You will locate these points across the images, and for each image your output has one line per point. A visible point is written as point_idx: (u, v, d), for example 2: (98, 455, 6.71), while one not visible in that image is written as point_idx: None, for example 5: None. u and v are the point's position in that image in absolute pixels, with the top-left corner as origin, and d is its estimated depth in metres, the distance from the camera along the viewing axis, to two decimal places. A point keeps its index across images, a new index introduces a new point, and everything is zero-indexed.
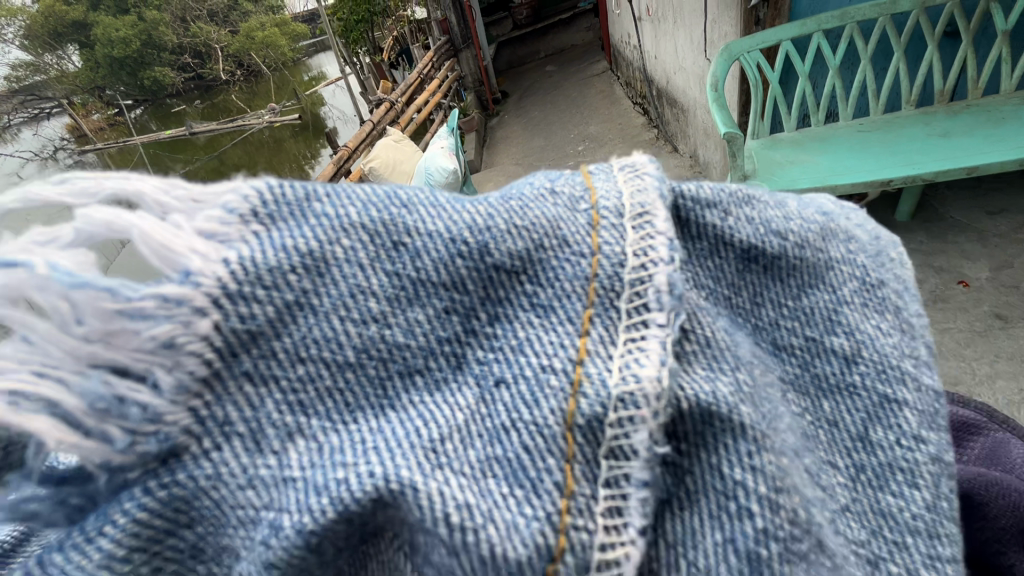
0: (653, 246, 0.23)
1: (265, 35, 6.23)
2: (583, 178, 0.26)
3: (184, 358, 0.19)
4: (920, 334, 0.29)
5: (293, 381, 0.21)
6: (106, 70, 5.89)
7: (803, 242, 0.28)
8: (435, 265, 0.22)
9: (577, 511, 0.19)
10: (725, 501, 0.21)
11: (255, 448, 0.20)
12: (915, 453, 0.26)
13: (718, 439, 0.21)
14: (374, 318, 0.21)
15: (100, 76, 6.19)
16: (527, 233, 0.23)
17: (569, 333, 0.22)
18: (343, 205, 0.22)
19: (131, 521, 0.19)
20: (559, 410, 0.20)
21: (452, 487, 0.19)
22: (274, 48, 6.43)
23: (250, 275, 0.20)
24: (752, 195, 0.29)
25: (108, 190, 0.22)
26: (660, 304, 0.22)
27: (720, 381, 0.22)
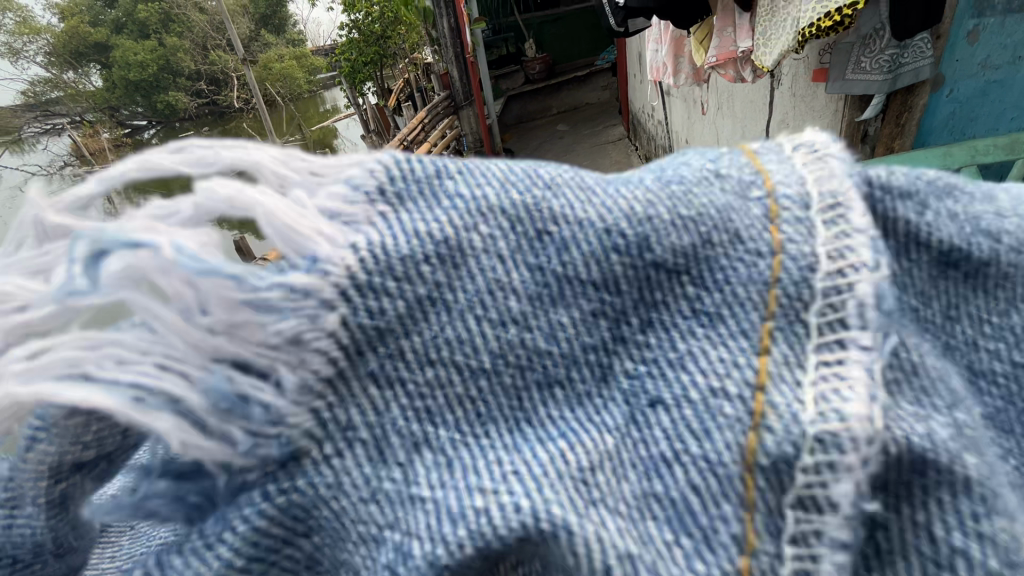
0: (854, 248, 0.19)
1: (286, 66, 5.47)
2: (750, 160, 0.22)
3: (309, 354, 0.17)
4: None
5: (421, 387, 0.18)
6: (132, 91, 5.41)
7: (1020, 246, 0.23)
8: (585, 261, 0.19)
9: (760, 570, 0.16)
10: (937, 571, 0.17)
11: (379, 459, 0.18)
12: None
13: (931, 494, 0.17)
14: (514, 319, 0.18)
15: (114, 98, 5.52)
16: (693, 226, 0.19)
17: (744, 349, 0.18)
18: (478, 186, 0.19)
19: (251, 527, 0.17)
20: (737, 445, 0.17)
21: (611, 528, 0.16)
22: (295, 80, 5.61)
23: (381, 265, 0.18)
24: (954, 185, 0.24)
25: (224, 161, 0.20)
26: (866, 322, 0.18)
27: (936, 420, 0.18)
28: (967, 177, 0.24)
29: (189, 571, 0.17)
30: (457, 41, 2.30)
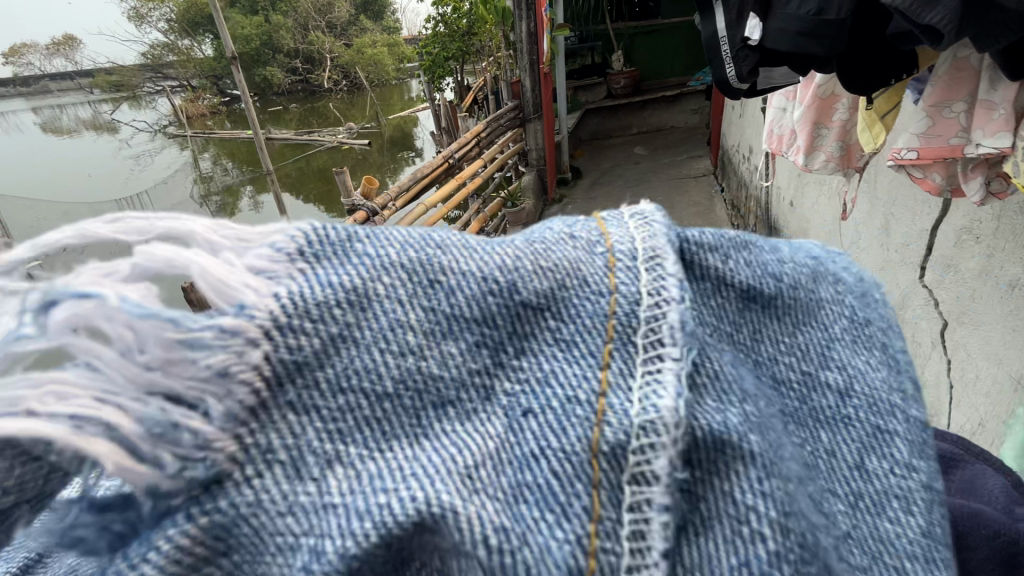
0: (665, 286, 0.25)
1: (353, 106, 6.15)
2: (597, 223, 0.29)
3: (235, 386, 0.20)
4: (904, 369, 0.31)
5: (333, 411, 0.22)
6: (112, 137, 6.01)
7: (795, 283, 0.31)
8: (468, 302, 0.24)
9: (605, 535, 0.20)
10: (739, 526, 0.22)
11: (295, 475, 0.21)
12: (907, 481, 0.28)
13: (729, 467, 0.23)
14: (411, 351, 0.23)
15: None
16: (551, 273, 0.25)
17: (591, 366, 0.24)
18: (382, 246, 0.24)
19: (173, 547, 0.19)
20: (585, 438, 0.22)
21: (489, 511, 0.20)
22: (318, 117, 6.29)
23: (299, 309, 0.22)
24: (748, 240, 0.32)
25: (159, 229, 0.24)
26: (674, 339, 0.24)
27: (731, 411, 0.24)
28: (758, 234, 0.32)
29: None
30: (534, 48, 2.51)
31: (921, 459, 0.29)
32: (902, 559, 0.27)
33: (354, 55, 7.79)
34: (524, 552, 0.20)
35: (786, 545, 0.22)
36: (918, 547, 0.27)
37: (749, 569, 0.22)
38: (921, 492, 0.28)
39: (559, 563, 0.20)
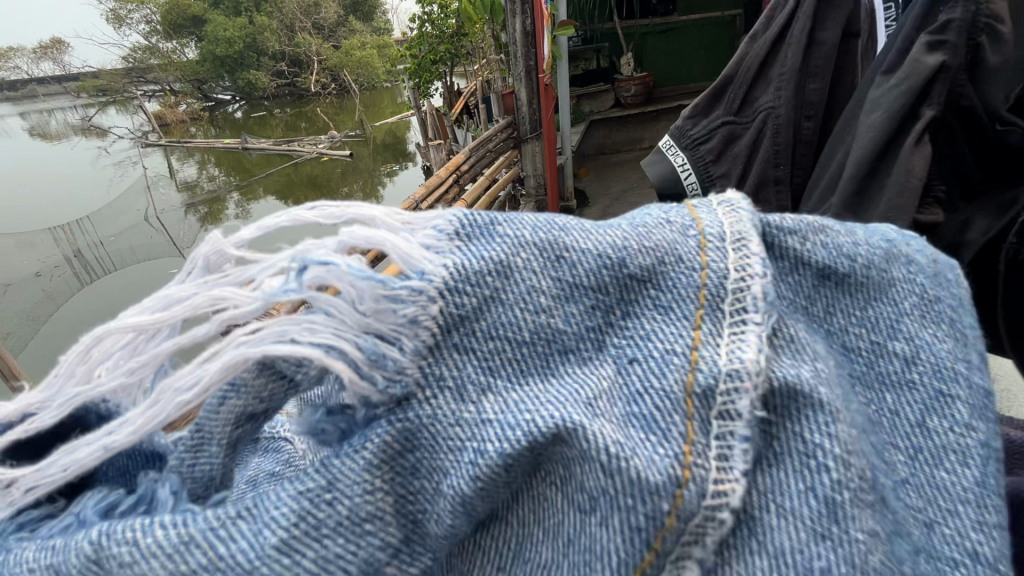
0: (750, 263, 0.30)
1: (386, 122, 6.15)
2: (690, 209, 0.34)
3: (421, 330, 0.28)
4: (971, 342, 0.34)
5: (486, 353, 0.29)
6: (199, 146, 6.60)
7: (869, 264, 0.35)
8: (587, 273, 0.30)
9: (697, 453, 0.27)
10: (806, 459, 0.28)
11: (461, 398, 0.29)
12: (965, 438, 0.32)
13: (799, 411, 0.28)
14: (544, 310, 0.30)
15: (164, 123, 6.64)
16: (652, 251, 0.31)
17: (685, 327, 0.29)
18: (519, 229, 0.31)
19: (382, 440, 0.28)
20: (681, 381, 0.28)
21: (607, 430, 0.27)
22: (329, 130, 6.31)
23: (463, 276, 0.29)
24: (827, 224, 0.36)
25: (352, 215, 0.32)
26: (756, 307, 0.29)
27: (803, 367, 0.29)
28: (835, 219, 0.36)
29: (343, 467, 0.28)
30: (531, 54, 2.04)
31: (981, 421, 0.32)
32: (957, 504, 0.31)
33: (341, 57, 7.63)
34: (634, 461, 0.26)
35: (846, 475, 0.27)
36: (973, 495, 0.31)
37: (814, 493, 0.27)
38: (979, 448, 0.32)
39: (661, 470, 0.26)
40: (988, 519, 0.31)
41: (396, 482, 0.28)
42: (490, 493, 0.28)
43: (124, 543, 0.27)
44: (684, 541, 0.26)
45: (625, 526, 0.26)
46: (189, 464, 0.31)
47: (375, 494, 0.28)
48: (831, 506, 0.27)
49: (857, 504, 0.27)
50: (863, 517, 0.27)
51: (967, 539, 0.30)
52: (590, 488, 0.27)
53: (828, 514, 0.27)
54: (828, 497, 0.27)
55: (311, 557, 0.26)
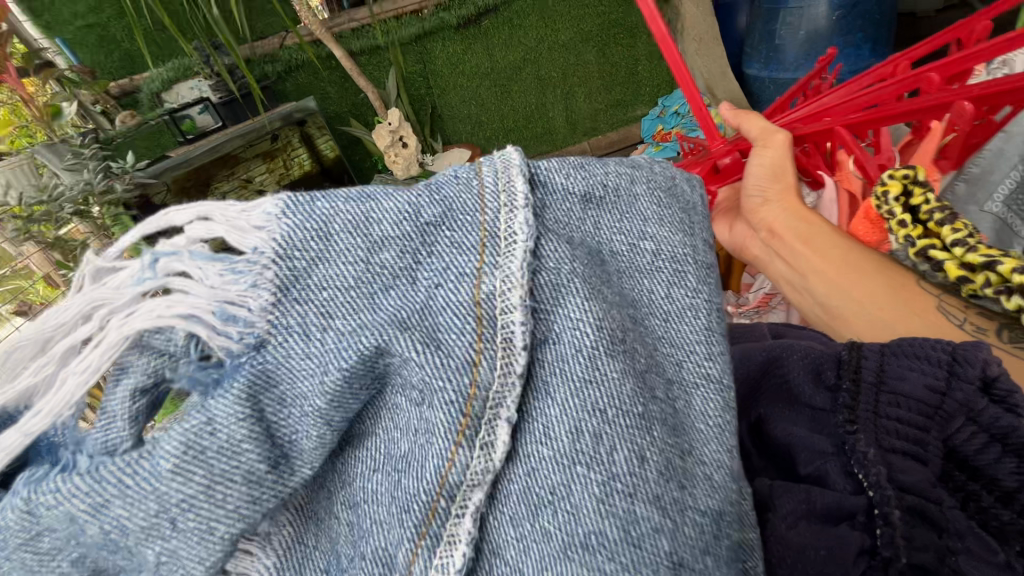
0: (516, 200, 0.40)
1: None
2: (476, 166, 0.43)
3: (261, 290, 0.35)
4: (697, 232, 0.47)
5: (320, 300, 0.37)
6: None
7: (616, 186, 0.46)
8: (392, 227, 0.39)
9: (486, 340, 0.36)
10: (574, 332, 0.38)
11: (306, 337, 0.36)
12: (696, 297, 0.44)
13: (565, 299, 0.39)
14: (362, 259, 0.38)
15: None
16: (443, 203, 0.40)
17: (472, 252, 0.39)
18: (333, 203, 0.39)
19: (244, 380, 0.35)
20: (471, 291, 0.37)
21: (418, 336, 0.36)
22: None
23: (290, 245, 0.37)
24: (584, 162, 0.46)
25: (191, 211, 0.37)
26: (522, 229, 0.39)
27: (564, 268, 0.40)
28: (592, 157, 0.47)
29: (216, 403, 0.34)
30: None
31: (704, 283, 0.45)
32: (694, 344, 0.43)
33: None
34: (440, 355, 0.36)
35: (600, 336, 0.38)
36: (704, 335, 0.43)
37: (581, 353, 0.38)
38: (705, 302, 0.44)
39: (460, 356, 0.36)
40: (715, 349, 0.43)
41: (267, 411, 0.35)
42: (341, 404, 0.36)
43: (48, 492, 0.33)
44: (490, 404, 0.36)
45: (443, 403, 0.36)
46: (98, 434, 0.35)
47: (247, 422, 0.34)
48: (592, 359, 0.38)
49: (609, 354, 0.38)
50: (615, 362, 0.38)
51: (703, 367, 0.42)
52: (417, 383, 0.36)
53: (590, 364, 0.38)
54: (590, 353, 0.38)
55: (201, 474, 0.33)
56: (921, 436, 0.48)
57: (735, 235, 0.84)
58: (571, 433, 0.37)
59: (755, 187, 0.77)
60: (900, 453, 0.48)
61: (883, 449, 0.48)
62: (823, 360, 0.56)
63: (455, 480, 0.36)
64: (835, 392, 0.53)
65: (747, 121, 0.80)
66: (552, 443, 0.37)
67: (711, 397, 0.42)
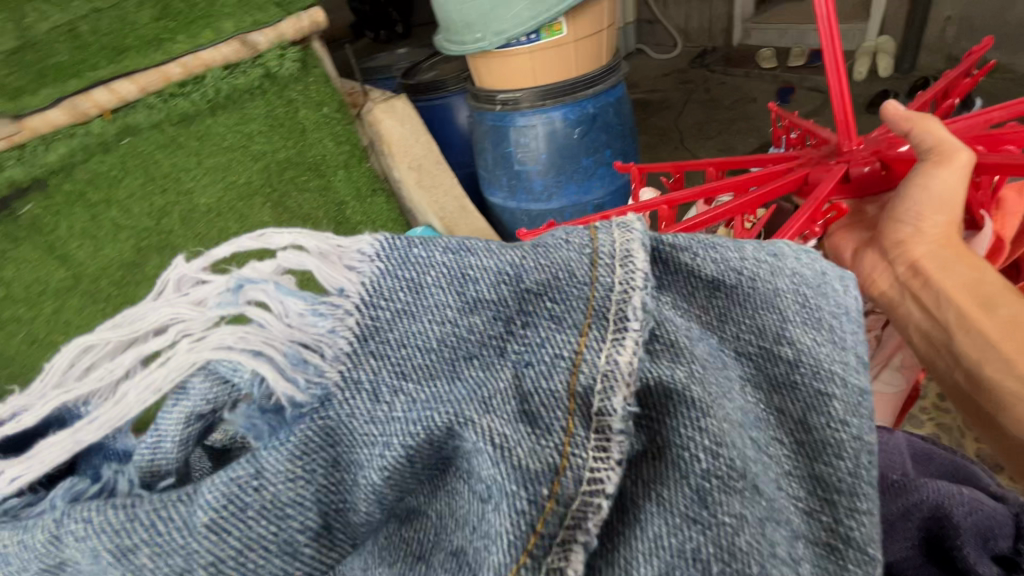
0: (634, 278, 0.35)
1: None
2: (591, 230, 0.38)
3: (339, 339, 0.32)
4: (849, 346, 0.38)
5: (397, 358, 0.33)
6: None
7: (753, 276, 0.39)
8: (488, 289, 0.35)
9: (575, 444, 0.30)
10: (681, 452, 0.31)
11: (374, 399, 0.32)
12: (840, 432, 0.35)
13: (676, 410, 0.32)
14: (449, 320, 0.34)
15: None
16: (549, 269, 0.35)
17: (574, 333, 0.33)
18: (431, 251, 0.35)
19: (301, 436, 0.31)
20: (565, 381, 0.32)
21: (498, 423, 0.31)
22: None
23: (379, 293, 0.34)
24: (717, 242, 0.40)
25: (285, 235, 0.35)
26: (636, 316, 0.33)
27: (678, 369, 0.33)
28: (726, 237, 0.40)
29: (269, 456, 0.31)
30: None
31: (853, 416, 0.35)
32: (833, 494, 0.34)
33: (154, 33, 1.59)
34: (519, 451, 0.30)
35: (714, 464, 0.31)
36: (847, 483, 0.34)
37: (687, 481, 0.31)
38: (851, 441, 0.35)
39: (542, 457, 0.30)
40: (859, 506, 0.33)
41: (318, 474, 0.31)
42: (397, 482, 0.31)
43: (78, 520, 0.30)
44: (567, 525, 0.29)
45: (512, 510, 0.30)
46: (149, 456, 0.33)
47: (297, 483, 0.31)
48: (700, 491, 0.31)
49: (724, 490, 0.31)
50: (731, 502, 0.30)
51: (840, 526, 0.33)
52: (486, 477, 0.31)
53: (697, 498, 0.31)
54: (699, 484, 0.31)
55: (237, 536, 0.29)
56: None
57: (859, 265, 0.65)
58: None
59: (907, 215, 0.58)
60: None
61: None
62: (996, 526, 0.44)
63: None
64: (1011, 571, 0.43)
65: (923, 126, 0.57)
66: None
67: (849, 567, 0.32)
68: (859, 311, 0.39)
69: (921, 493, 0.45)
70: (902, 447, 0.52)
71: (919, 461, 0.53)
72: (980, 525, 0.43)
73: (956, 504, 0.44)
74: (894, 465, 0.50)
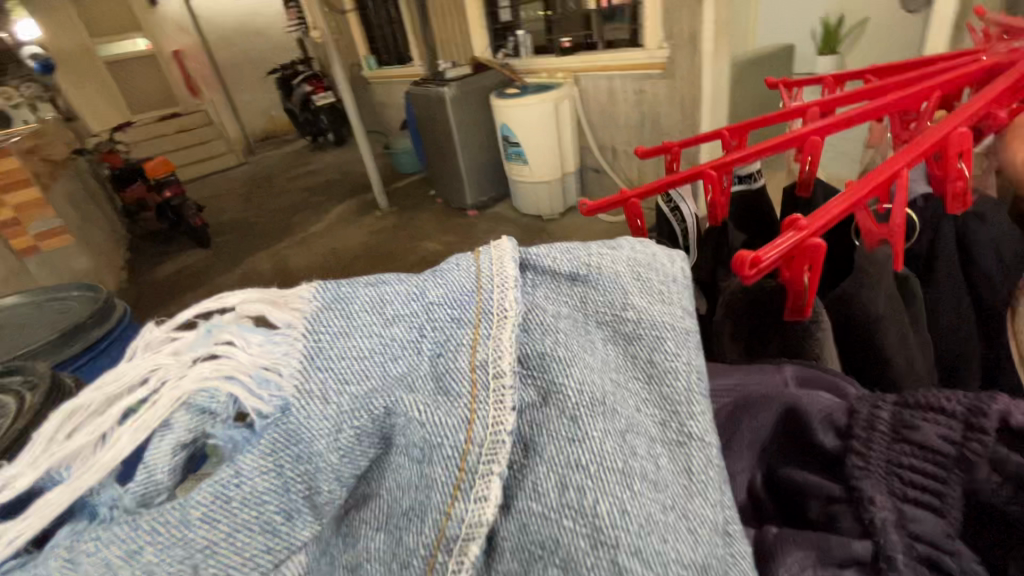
0: (506, 280, 0.47)
1: None
2: (474, 255, 0.51)
3: (290, 359, 0.43)
4: (676, 301, 0.52)
5: (339, 368, 0.43)
6: None
7: (599, 265, 0.52)
8: (401, 307, 0.46)
9: (479, 401, 0.41)
10: (558, 393, 0.43)
11: (323, 401, 0.42)
12: (675, 362, 0.48)
13: (549, 365, 0.45)
14: (375, 334, 0.45)
15: None
16: (445, 285, 0.48)
17: (469, 326, 0.45)
18: (354, 289, 0.47)
19: (268, 439, 0.40)
20: (467, 359, 0.43)
21: (421, 399, 0.42)
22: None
23: (317, 323, 0.44)
24: (569, 248, 0.54)
25: (239, 293, 0.46)
26: (512, 305, 0.46)
27: (549, 339, 0.46)
28: (576, 243, 0.55)
29: (245, 457, 0.40)
30: None
31: (683, 350, 0.49)
32: (676, 406, 0.46)
33: None
34: (438, 416, 0.41)
35: (583, 397, 0.43)
36: (685, 396, 0.47)
37: (565, 413, 0.43)
38: (683, 367, 0.48)
39: (456, 415, 0.41)
40: (695, 411, 0.46)
41: (287, 465, 0.40)
42: (350, 459, 0.41)
43: (92, 539, 0.38)
44: (482, 460, 0.40)
45: (441, 459, 0.40)
46: (134, 489, 0.40)
47: (269, 475, 0.40)
48: (574, 417, 0.42)
49: (591, 415, 0.42)
50: (597, 421, 0.42)
51: (684, 426, 0.46)
52: (419, 441, 0.41)
53: (573, 423, 0.42)
54: (573, 413, 0.42)
55: (225, 522, 0.38)
56: (935, 487, 0.49)
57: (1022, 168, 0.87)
58: (558, 487, 0.40)
59: None
60: (914, 503, 0.49)
61: (894, 498, 0.49)
62: (836, 410, 0.57)
63: (452, 534, 0.39)
64: (847, 438, 0.55)
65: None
66: (543, 500, 0.40)
67: (695, 454, 0.44)
68: (680, 278, 0.54)
69: (784, 393, 0.59)
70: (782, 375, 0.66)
71: (802, 382, 0.64)
72: (823, 417, 0.57)
73: (804, 400, 0.57)
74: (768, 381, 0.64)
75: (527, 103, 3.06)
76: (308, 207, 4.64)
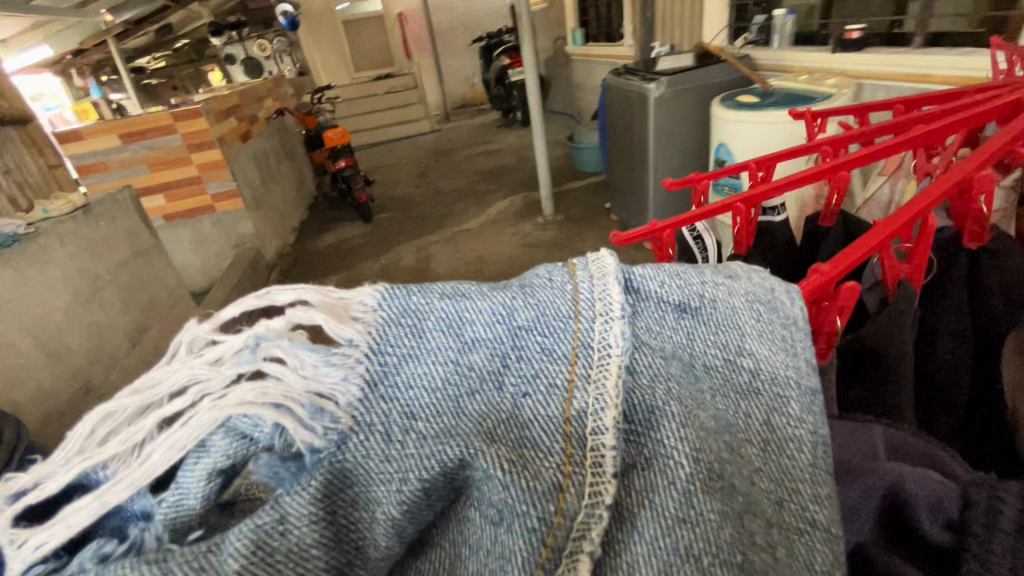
0: (611, 309, 0.39)
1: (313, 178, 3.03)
2: (569, 269, 0.42)
3: (350, 384, 0.35)
4: (800, 351, 0.43)
5: (406, 400, 0.35)
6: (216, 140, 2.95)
7: (713, 298, 0.44)
8: (482, 329, 0.38)
9: (574, 464, 0.34)
10: (666, 458, 0.36)
11: (387, 439, 0.34)
12: (798, 429, 0.40)
13: (657, 421, 0.37)
14: (451, 359, 0.37)
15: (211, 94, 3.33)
16: (535, 306, 0.40)
17: (563, 363, 0.37)
18: (428, 299, 0.39)
19: (318, 481, 0.33)
20: (561, 406, 0.36)
21: (504, 449, 0.34)
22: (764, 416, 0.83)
23: (384, 339, 0.37)
24: (677, 270, 0.45)
25: (293, 291, 0.38)
26: (618, 342, 0.37)
27: (657, 387, 0.38)
28: (684, 266, 0.46)
29: (290, 501, 0.33)
30: None
31: (809, 414, 0.41)
32: (797, 482, 0.39)
33: None
34: (524, 476, 0.33)
35: (695, 468, 0.35)
36: (808, 472, 0.39)
37: (674, 484, 0.35)
38: (807, 435, 0.40)
39: (546, 476, 0.33)
40: (820, 492, 0.38)
41: (340, 515, 0.33)
42: (413, 513, 0.34)
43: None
44: (574, 538, 0.32)
45: (524, 529, 0.33)
46: (172, 514, 0.34)
47: (318, 526, 0.32)
48: (684, 491, 0.35)
49: (705, 491, 0.35)
50: (711, 500, 0.35)
51: (805, 510, 0.38)
52: (496, 502, 0.34)
53: (683, 498, 0.35)
54: (683, 486, 0.35)
55: None
56: None
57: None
58: None
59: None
60: None
61: None
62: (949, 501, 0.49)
63: None
64: (963, 535, 0.47)
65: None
66: None
67: (818, 547, 0.37)
68: (804, 321, 0.45)
69: (885, 471, 0.52)
70: (876, 439, 0.57)
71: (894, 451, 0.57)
72: (935, 509, 0.49)
73: (913, 485, 0.50)
74: (862, 449, 0.56)
75: (767, 120, 1.83)
76: (486, 181, 4.29)
